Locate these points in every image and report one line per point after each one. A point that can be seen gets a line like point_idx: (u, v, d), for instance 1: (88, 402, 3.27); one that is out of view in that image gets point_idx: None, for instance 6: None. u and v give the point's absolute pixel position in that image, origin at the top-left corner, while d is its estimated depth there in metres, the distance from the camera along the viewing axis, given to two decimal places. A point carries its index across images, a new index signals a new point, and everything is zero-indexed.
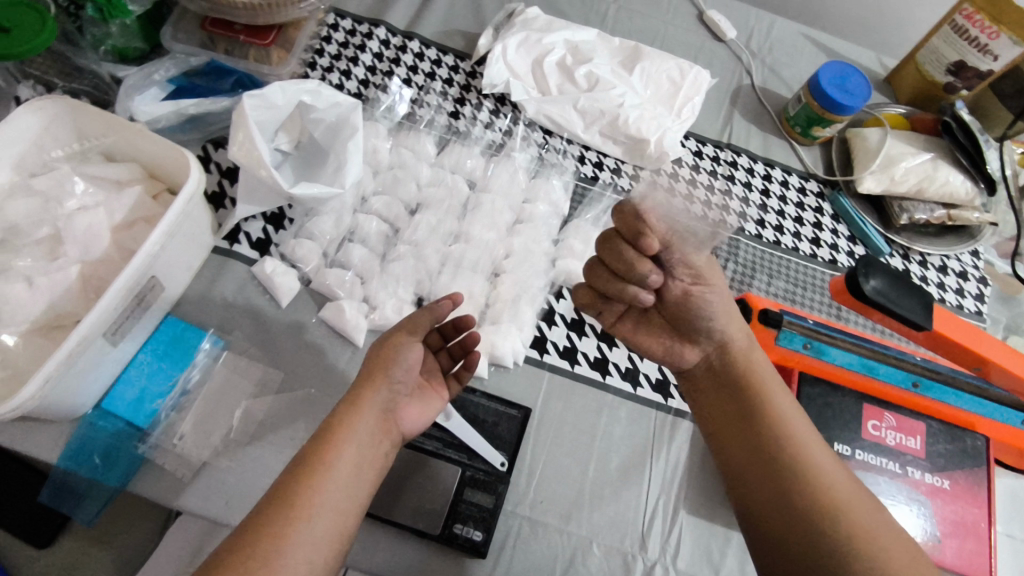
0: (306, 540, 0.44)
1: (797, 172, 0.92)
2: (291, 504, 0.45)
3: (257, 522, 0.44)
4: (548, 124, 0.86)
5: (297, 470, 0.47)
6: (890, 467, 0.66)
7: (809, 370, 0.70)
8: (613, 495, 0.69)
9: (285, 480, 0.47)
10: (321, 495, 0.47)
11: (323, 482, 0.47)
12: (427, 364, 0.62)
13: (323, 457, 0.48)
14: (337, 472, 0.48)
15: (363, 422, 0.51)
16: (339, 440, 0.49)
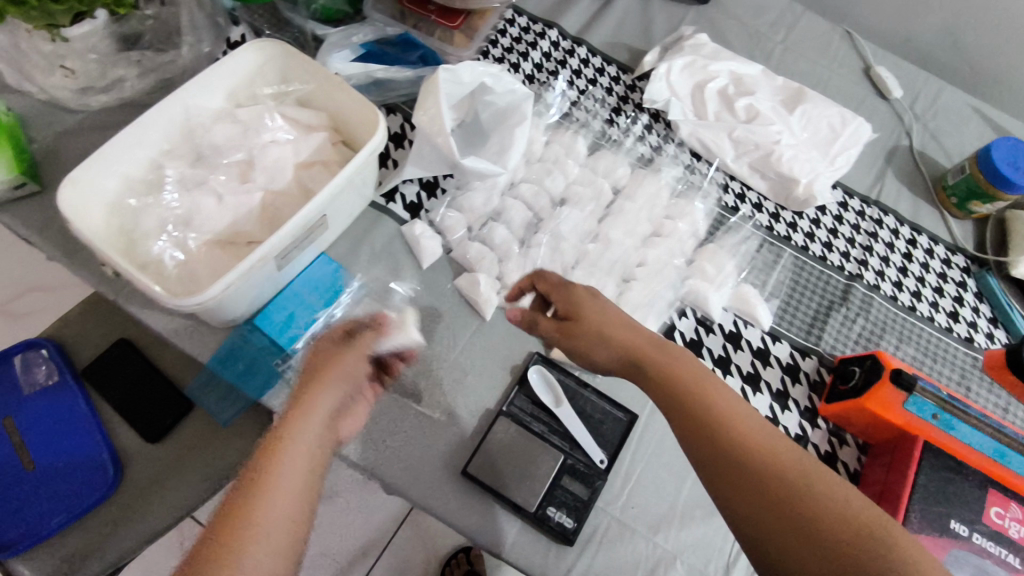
0: (268, 539, 0.43)
1: (944, 243, 0.88)
2: (255, 508, 0.43)
3: (220, 528, 0.43)
4: (698, 148, 0.88)
5: (252, 471, 0.46)
6: (1009, 560, 0.63)
7: (935, 442, 0.67)
8: (705, 519, 0.69)
9: (244, 483, 0.45)
10: (278, 495, 0.45)
11: (280, 482, 0.45)
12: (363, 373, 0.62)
13: (276, 456, 0.46)
14: (293, 469, 0.46)
15: (311, 413, 0.50)
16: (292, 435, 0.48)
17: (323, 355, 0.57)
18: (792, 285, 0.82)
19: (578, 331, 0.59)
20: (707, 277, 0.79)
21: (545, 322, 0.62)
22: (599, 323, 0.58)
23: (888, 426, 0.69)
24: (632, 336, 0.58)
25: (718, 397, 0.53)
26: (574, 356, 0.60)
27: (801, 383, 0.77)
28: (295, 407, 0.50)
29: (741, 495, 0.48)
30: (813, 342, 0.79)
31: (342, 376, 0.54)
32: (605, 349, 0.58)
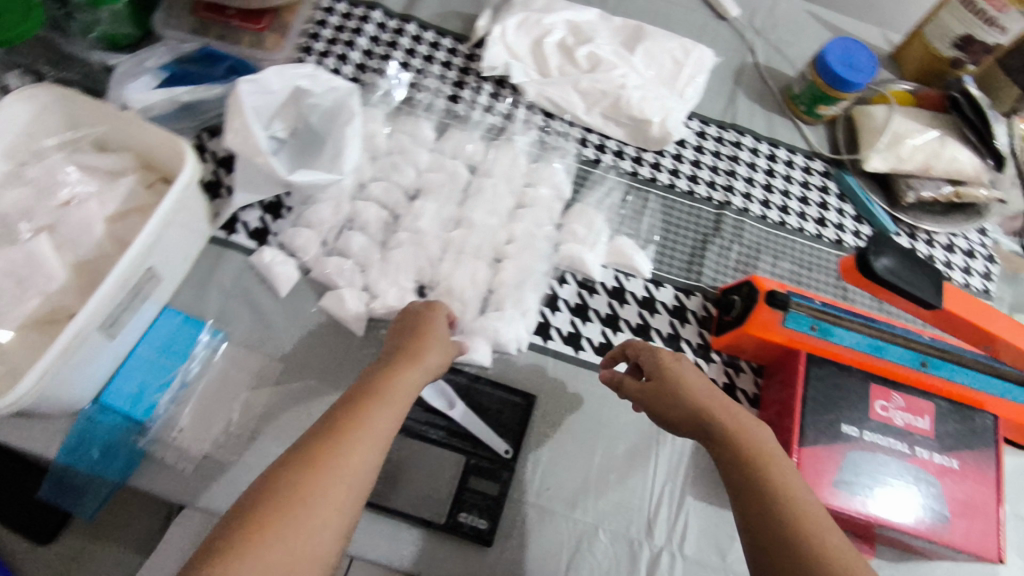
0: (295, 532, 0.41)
1: (802, 152, 0.90)
2: (303, 491, 0.43)
3: (272, 494, 0.43)
4: (549, 107, 0.85)
5: (316, 443, 0.46)
6: (897, 448, 0.66)
7: (816, 351, 0.69)
8: (620, 484, 0.69)
9: (305, 451, 0.45)
10: (323, 486, 0.44)
11: (333, 472, 0.45)
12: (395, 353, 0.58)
13: (337, 441, 0.46)
14: (339, 467, 0.45)
15: (383, 410, 0.50)
16: (355, 420, 0.48)
17: (407, 339, 0.59)
18: (666, 228, 0.82)
19: (659, 390, 0.56)
20: (580, 238, 0.78)
21: (631, 380, 0.60)
22: (683, 380, 0.56)
23: (771, 346, 0.71)
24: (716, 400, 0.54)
25: (771, 461, 0.49)
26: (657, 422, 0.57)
27: (690, 322, 0.77)
28: (373, 394, 0.50)
29: (780, 534, 0.44)
30: (694, 279, 0.80)
31: (404, 398, 0.52)
32: (678, 409, 0.54)
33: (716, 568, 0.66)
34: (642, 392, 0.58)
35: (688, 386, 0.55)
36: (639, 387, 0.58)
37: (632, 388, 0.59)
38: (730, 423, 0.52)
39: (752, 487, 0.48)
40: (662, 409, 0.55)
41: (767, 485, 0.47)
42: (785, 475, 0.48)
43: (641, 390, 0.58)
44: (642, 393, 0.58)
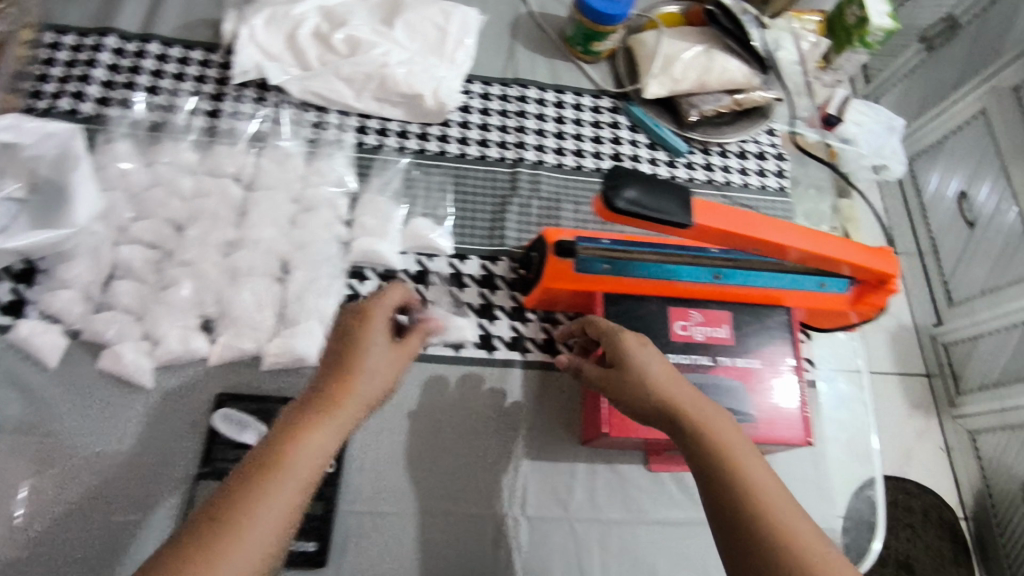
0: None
1: (588, 92, 0.90)
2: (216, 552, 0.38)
3: (183, 558, 0.38)
4: (318, 101, 0.81)
5: (229, 505, 0.40)
6: (701, 362, 0.69)
7: (612, 289, 0.71)
8: (455, 465, 0.68)
9: (222, 509, 0.40)
10: (244, 545, 0.39)
11: (255, 526, 0.40)
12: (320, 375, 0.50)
13: (253, 503, 0.41)
14: (258, 522, 0.40)
15: (313, 448, 0.44)
16: (285, 460, 0.43)
17: (336, 348, 0.50)
18: (463, 198, 0.80)
19: (624, 382, 0.56)
20: (371, 231, 0.75)
21: (591, 367, 0.61)
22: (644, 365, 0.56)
23: (572, 294, 0.71)
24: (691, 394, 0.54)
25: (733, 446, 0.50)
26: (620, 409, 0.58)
27: (500, 288, 0.77)
28: (271, 468, 0.42)
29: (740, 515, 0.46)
30: (498, 243, 0.79)
31: (304, 474, 0.43)
32: (643, 398, 0.55)
33: (558, 520, 0.68)
34: (598, 375, 0.60)
35: (656, 373, 0.55)
36: (599, 375, 0.60)
37: (592, 371, 0.61)
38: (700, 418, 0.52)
39: (725, 486, 0.48)
40: (623, 395, 0.56)
41: (738, 483, 0.48)
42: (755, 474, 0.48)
43: (603, 375, 0.59)
44: (601, 375, 0.59)
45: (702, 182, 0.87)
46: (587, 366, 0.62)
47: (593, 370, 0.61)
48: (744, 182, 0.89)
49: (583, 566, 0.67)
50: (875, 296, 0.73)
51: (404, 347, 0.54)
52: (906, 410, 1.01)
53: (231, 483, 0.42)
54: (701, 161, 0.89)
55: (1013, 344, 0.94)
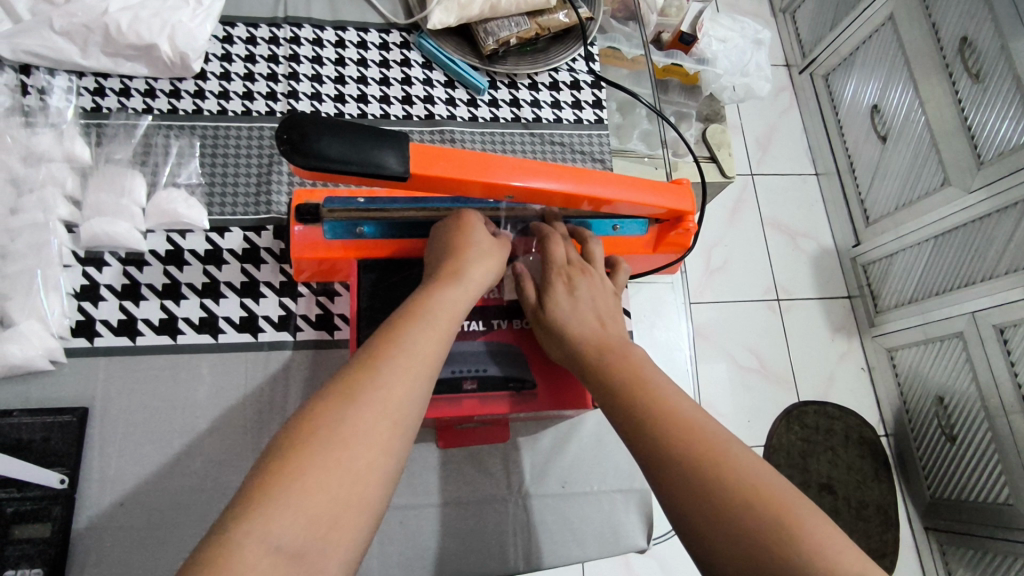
0: (318, 481, 0.36)
1: (374, 27, 0.79)
2: (322, 439, 0.37)
3: (283, 448, 0.37)
4: (37, 61, 0.69)
5: (328, 396, 0.40)
6: (472, 328, 0.61)
7: (373, 254, 0.63)
8: (212, 465, 0.61)
9: (317, 405, 0.40)
10: (347, 429, 0.38)
11: (364, 409, 0.39)
12: (478, 257, 0.55)
13: (351, 389, 0.40)
14: (353, 413, 0.39)
15: (424, 335, 0.46)
16: (393, 348, 0.44)
17: (446, 259, 0.54)
18: (220, 160, 0.70)
19: (564, 297, 0.57)
20: (103, 209, 0.65)
21: (557, 247, 0.60)
22: (593, 293, 0.57)
23: (330, 263, 0.63)
24: (600, 324, 0.55)
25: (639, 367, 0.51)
26: (550, 287, 0.58)
27: (266, 261, 0.68)
28: (377, 356, 0.43)
29: (653, 430, 0.45)
30: (265, 211, 0.69)
31: (416, 356, 0.44)
32: (581, 314, 0.56)
33: None
34: (561, 266, 0.59)
35: (593, 301, 0.57)
36: (565, 265, 0.59)
37: (560, 254, 0.60)
38: (609, 358, 0.52)
39: (638, 408, 0.47)
40: (560, 300, 0.57)
41: (647, 404, 0.47)
42: (669, 396, 0.48)
43: (564, 271, 0.59)
44: (563, 268, 0.59)
45: (508, 120, 0.78)
46: (556, 244, 0.60)
47: (558, 253, 0.60)
48: (558, 117, 0.80)
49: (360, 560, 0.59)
50: (672, 234, 0.66)
51: (501, 263, 0.58)
52: (831, 334, 1.35)
53: (341, 372, 0.43)
54: (506, 96, 0.79)
55: (923, 257, 1.20)
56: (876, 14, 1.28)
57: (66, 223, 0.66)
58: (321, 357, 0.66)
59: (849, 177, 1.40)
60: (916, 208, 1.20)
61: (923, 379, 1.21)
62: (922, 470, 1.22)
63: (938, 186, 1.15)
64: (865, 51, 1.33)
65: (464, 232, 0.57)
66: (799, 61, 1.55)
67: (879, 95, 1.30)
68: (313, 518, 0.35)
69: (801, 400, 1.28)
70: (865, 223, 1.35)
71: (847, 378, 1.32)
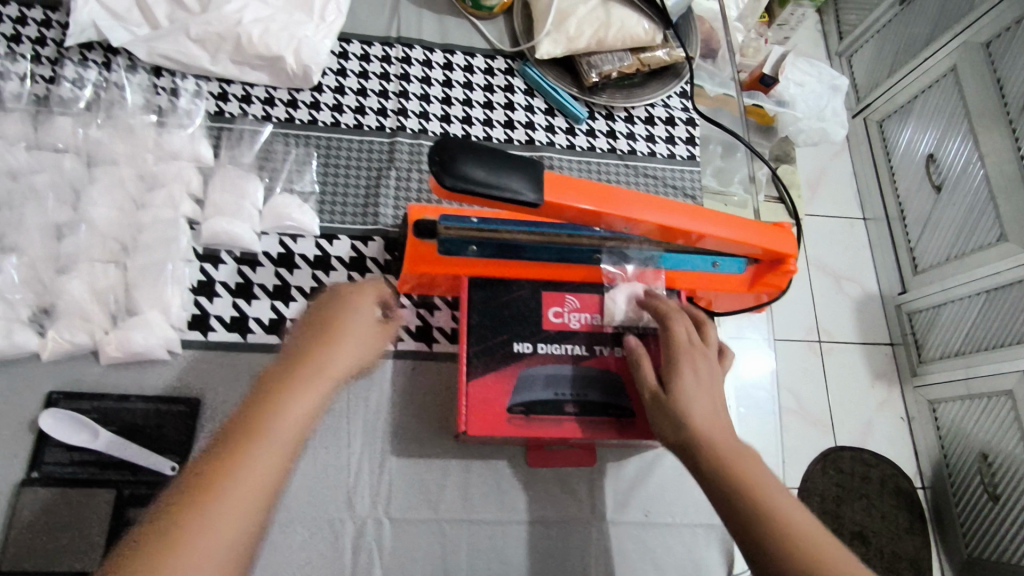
0: (228, 515, 0.43)
1: (480, 52, 0.82)
2: (176, 511, 0.43)
3: (183, 496, 0.43)
4: (169, 65, 0.73)
5: (196, 467, 0.45)
6: (574, 353, 0.62)
7: (481, 273, 0.64)
8: (313, 464, 0.63)
9: (184, 479, 0.44)
10: (205, 501, 0.43)
11: (223, 481, 0.44)
12: (356, 316, 0.57)
13: (202, 472, 0.44)
14: (223, 482, 0.44)
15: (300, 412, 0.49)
16: (259, 419, 0.48)
17: (327, 317, 0.56)
18: (332, 171, 0.73)
19: (687, 377, 0.56)
20: (224, 210, 0.68)
21: (678, 326, 0.59)
22: (707, 376, 0.57)
23: (438, 277, 0.65)
24: (721, 417, 0.56)
25: (727, 447, 0.53)
26: (676, 368, 0.57)
27: (371, 270, 0.70)
28: (244, 427, 0.47)
29: (752, 516, 0.49)
30: (372, 222, 0.72)
31: (289, 415, 0.49)
32: (702, 398, 0.56)
33: (426, 521, 0.63)
34: (683, 345, 0.58)
35: (710, 386, 0.57)
36: (686, 343, 0.59)
37: (681, 331, 0.59)
38: (730, 451, 0.53)
39: (732, 491, 0.51)
40: (683, 383, 0.56)
41: (743, 490, 0.50)
42: (757, 476, 0.51)
43: (686, 350, 0.58)
44: (684, 347, 0.58)
45: (604, 150, 0.80)
46: (676, 321, 0.60)
47: (679, 330, 0.59)
48: (651, 150, 0.82)
49: (449, 569, 0.61)
50: (770, 276, 0.67)
51: (377, 308, 0.61)
52: (869, 381, 1.33)
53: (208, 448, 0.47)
54: (603, 127, 0.81)
55: (974, 309, 1.20)
56: (936, 65, 1.29)
57: (189, 220, 0.69)
58: (419, 368, 0.68)
59: (899, 223, 1.39)
60: (967, 261, 1.20)
61: (967, 436, 1.19)
62: (961, 527, 1.19)
63: (993, 240, 1.15)
64: (924, 100, 1.33)
65: (348, 306, 0.58)
66: (854, 105, 1.54)
67: (935, 146, 1.29)
68: (214, 555, 0.42)
69: (836, 445, 1.27)
70: (913, 271, 1.34)
71: (885, 428, 1.30)
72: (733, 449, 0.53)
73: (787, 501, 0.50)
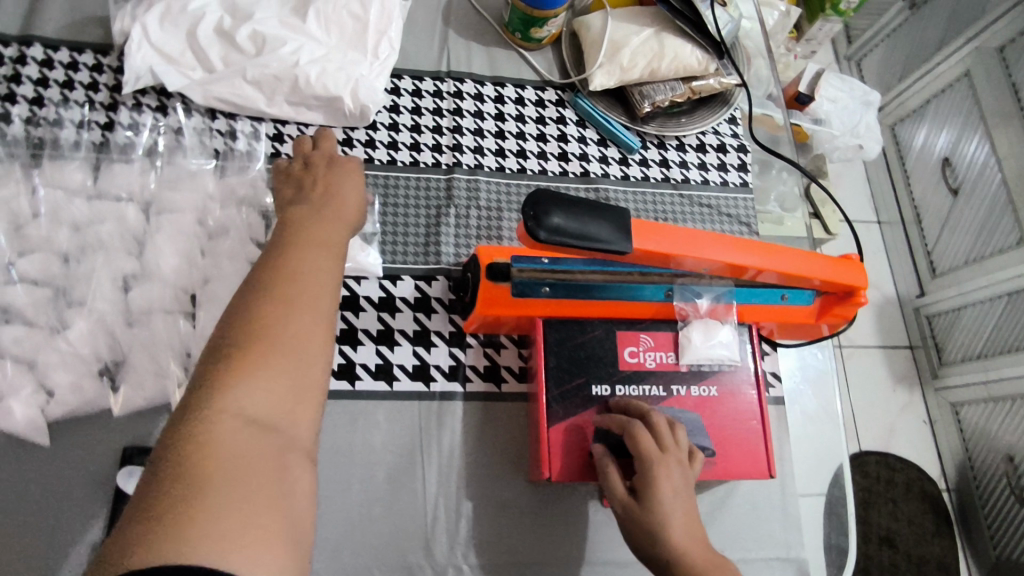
0: (289, 351, 0.44)
1: (531, 84, 0.82)
2: (242, 353, 0.43)
3: (229, 350, 0.43)
4: (224, 107, 0.72)
5: (244, 318, 0.45)
6: (652, 393, 0.63)
7: (554, 314, 0.64)
8: (389, 512, 0.62)
9: (232, 333, 0.44)
10: (272, 343, 0.44)
11: (278, 323, 0.45)
12: (349, 197, 0.60)
13: (256, 315, 0.45)
14: (283, 323, 0.45)
15: (312, 280, 0.49)
16: (291, 271, 0.49)
17: (321, 195, 0.59)
18: (390, 211, 0.73)
19: (656, 498, 0.52)
20: None
21: (642, 436, 0.55)
22: (677, 491, 0.53)
23: (510, 319, 0.65)
24: (697, 528, 0.52)
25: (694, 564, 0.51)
26: (651, 484, 0.53)
27: (436, 311, 0.70)
28: (278, 277, 0.48)
29: None
30: (434, 262, 0.72)
31: (321, 269, 0.50)
32: (674, 518, 0.52)
33: (506, 565, 0.62)
34: (649, 460, 0.54)
35: (682, 502, 0.53)
36: (654, 455, 0.54)
37: (648, 443, 0.55)
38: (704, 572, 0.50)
39: None
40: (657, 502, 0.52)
41: None
42: None
43: (651, 465, 0.54)
44: (649, 462, 0.54)
45: (658, 180, 0.80)
46: (640, 431, 0.55)
47: (644, 441, 0.55)
48: (704, 178, 0.82)
49: None
50: (840, 307, 0.67)
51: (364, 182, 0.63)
52: (892, 385, 1.29)
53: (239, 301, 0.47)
54: (656, 157, 0.81)
55: (994, 313, 1.17)
56: (947, 71, 1.25)
57: None
58: (491, 409, 0.68)
59: (915, 228, 1.34)
60: (987, 265, 1.18)
61: (992, 438, 1.16)
62: (988, 527, 1.17)
63: (1013, 243, 1.13)
64: (936, 105, 1.29)
65: (339, 187, 0.60)
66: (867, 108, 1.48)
67: (951, 148, 1.26)
68: (304, 354, 0.45)
69: (862, 449, 1.23)
70: (931, 274, 1.31)
71: (907, 431, 1.26)
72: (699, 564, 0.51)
73: None
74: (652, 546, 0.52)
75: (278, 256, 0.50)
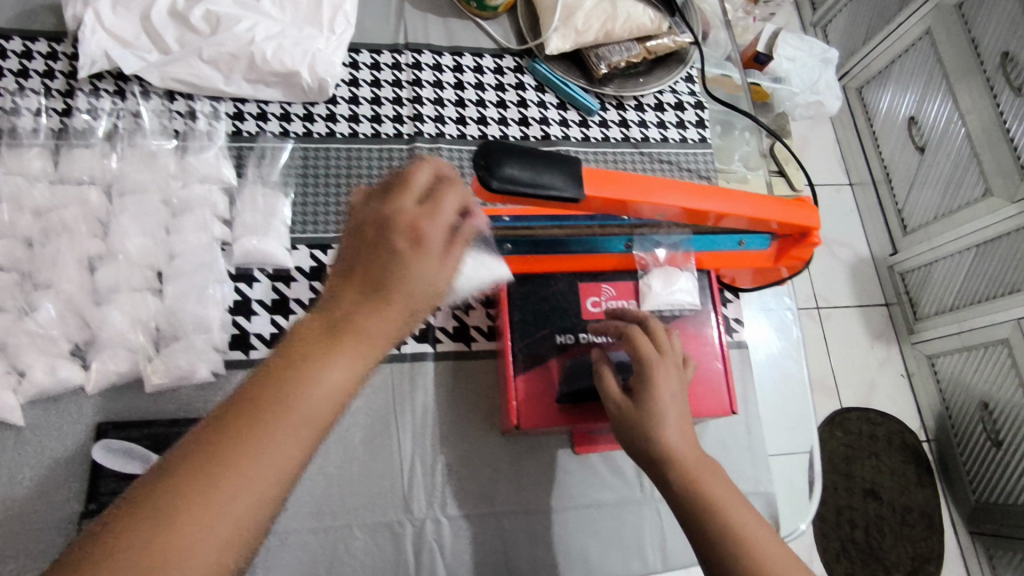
0: (247, 486, 0.33)
1: (488, 52, 0.83)
2: (205, 463, 0.33)
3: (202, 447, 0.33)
4: (183, 88, 0.73)
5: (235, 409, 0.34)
6: None
7: (517, 270, 0.65)
8: (367, 472, 0.64)
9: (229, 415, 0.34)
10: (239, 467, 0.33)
11: (258, 446, 0.34)
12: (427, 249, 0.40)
13: (250, 417, 0.34)
14: (256, 446, 0.34)
15: (269, 455, 0.34)
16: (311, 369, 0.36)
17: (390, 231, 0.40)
18: (353, 182, 0.74)
19: (654, 396, 0.53)
20: (252, 228, 0.68)
21: (644, 340, 0.56)
22: (674, 390, 0.54)
23: None
24: (690, 430, 0.53)
25: (687, 461, 0.51)
26: (651, 385, 0.53)
27: None
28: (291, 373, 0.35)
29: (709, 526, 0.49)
30: None
31: (339, 374, 0.37)
32: (670, 414, 0.52)
33: (483, 515, 0.64)
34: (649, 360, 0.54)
35: (677, 401, 0.53)
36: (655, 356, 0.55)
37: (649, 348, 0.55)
38: (696, 468, 0.51)
39: (688, 502, 0.50)
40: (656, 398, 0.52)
41: (700, 500, 0.50)
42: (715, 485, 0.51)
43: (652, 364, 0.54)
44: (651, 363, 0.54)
45: (618, 140, 0.82)
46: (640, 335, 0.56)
47: (645, 344, 0.55)
48: (663, 136, 0.83)
49: (511, 558, 0.64)
50: (797, 249, 0.68)
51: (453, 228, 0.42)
52: (869, 342, 1.30)
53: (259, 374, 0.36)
54: (615, 117, 0.83)
55: (965, 264, 1.17)
56: (912, 29, 1.26)
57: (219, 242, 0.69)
58: (462, 368, 0.69)
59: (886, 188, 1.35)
60: (955, 219, 1.18)
61: (966, 386, 1.17)
62: (967, 475, 1.17)
63: (978, 196, 1.13)
64: (901, 64, 1.30)
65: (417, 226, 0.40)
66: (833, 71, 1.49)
67: (916, 108, 1.27)
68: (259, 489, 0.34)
69: (842, 406, 1.23)
70: (902, 231, 1.31)
71: (889, 387, 1.27)
72: (692, 460, 0.51)
73: (743, 509, 0.50)
74: (647, 444, 0.52)
75: (314, 332, 0.37)
